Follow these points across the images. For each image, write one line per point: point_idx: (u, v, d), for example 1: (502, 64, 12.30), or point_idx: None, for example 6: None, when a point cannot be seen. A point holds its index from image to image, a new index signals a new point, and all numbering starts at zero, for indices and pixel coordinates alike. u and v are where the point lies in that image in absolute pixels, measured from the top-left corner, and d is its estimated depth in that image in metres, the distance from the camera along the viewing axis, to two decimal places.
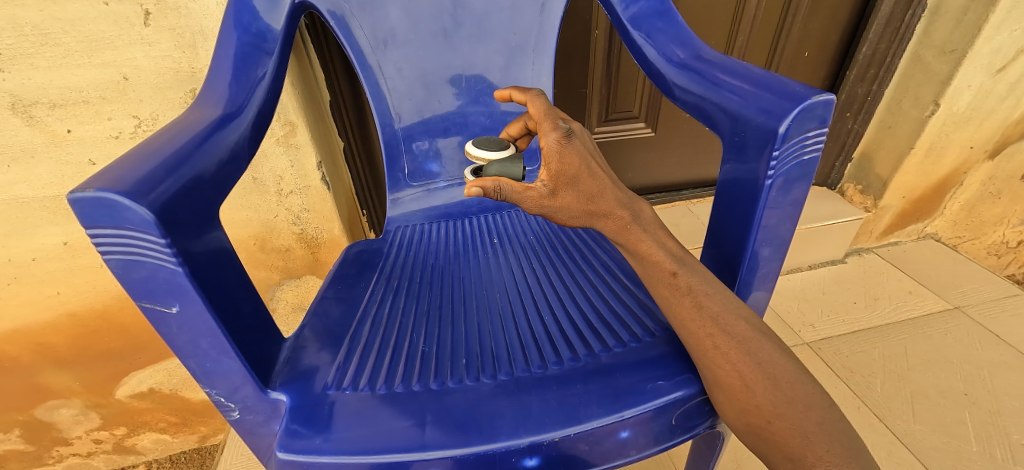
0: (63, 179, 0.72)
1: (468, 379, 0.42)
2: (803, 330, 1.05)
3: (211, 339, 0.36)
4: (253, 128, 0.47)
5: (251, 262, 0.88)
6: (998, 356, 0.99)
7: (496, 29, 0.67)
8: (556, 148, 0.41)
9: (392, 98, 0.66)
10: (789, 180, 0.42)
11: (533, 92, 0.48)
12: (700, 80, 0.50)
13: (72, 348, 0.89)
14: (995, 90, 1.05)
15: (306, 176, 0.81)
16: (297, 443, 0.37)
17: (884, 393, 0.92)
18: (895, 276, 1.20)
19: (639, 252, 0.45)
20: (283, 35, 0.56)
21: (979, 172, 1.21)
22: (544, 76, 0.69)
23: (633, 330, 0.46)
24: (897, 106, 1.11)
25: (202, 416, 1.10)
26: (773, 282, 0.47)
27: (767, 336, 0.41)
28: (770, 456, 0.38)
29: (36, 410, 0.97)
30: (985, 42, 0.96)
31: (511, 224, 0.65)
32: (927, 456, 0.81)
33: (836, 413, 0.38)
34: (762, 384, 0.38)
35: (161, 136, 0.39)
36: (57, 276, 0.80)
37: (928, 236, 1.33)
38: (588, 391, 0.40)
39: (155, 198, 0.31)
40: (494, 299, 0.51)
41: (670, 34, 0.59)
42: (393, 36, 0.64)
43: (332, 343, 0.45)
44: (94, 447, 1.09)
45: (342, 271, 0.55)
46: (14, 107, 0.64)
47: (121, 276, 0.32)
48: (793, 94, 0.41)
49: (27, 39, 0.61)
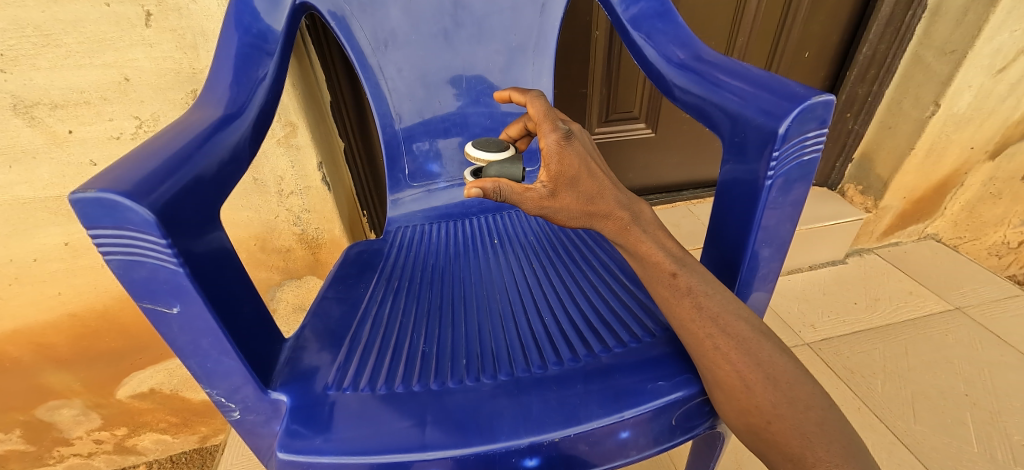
0: (64, 179, 0.72)
1: (468, 379, 0.42)
2: (803, 330, 1.05)
3: (212, 339, 0.36)
4: (253, 128, 0.47)
5: (251, 262, 0.88)
6: (998, 357, 0.99)
7: (496, 30, 0.67)
8: (556, 148, 0.41)
9: (393, 98, 0.67)
10: (789, 180, 0.42)
11: (533, 93, 0.48)
12: (700, 81, 0.51)
13: (73, 348, 0.89)
14: (996, 91, 1.05)
15: (307, 176, 0.82)
16: (297, 443, 0.38)
17: (885, 393, 0.92)
18: (896, 276, 1.20)
19: (639, 252, 0.45)
20: (283, 36, 0.56)
21: (979, 172, 1.21)
22: (544, 76, 0.69)
23: (633, 330, 0.46)
24: (897, 106, 1.11)
25: (203, 416, 1.10)
26: (773, 282, 0.47)
27: (767, 336, 0.41)
28: (770, 456, 0.38)
29: (37, 410, 0.97)
30: (986, 42, 0.96)
31: (511, 224, 0.65)
32: (927, 457, 0.81)
33: (837, 413, 0.38)
34: (762, 385, 0.38)
35: (162, 136, 0.39)
36: (58, 277, 0.80)
37: (929, 237, 1.33)
38: (588, 391, 0.40)
39: (156, 198, 0.31)
40: (494, 299, 0.51)
41: (670, 35, 0.59)
42: (393, 36, 0.64)
43: (332, 343, 0.45)
44: (95, 447, 1.09)
45: (342, 271, 0.55)
46: (15, 108, 0.65)
47: (122, 276, 0.32)
48: (793, 95, 0.41)
49: (28, 40, 0.61)
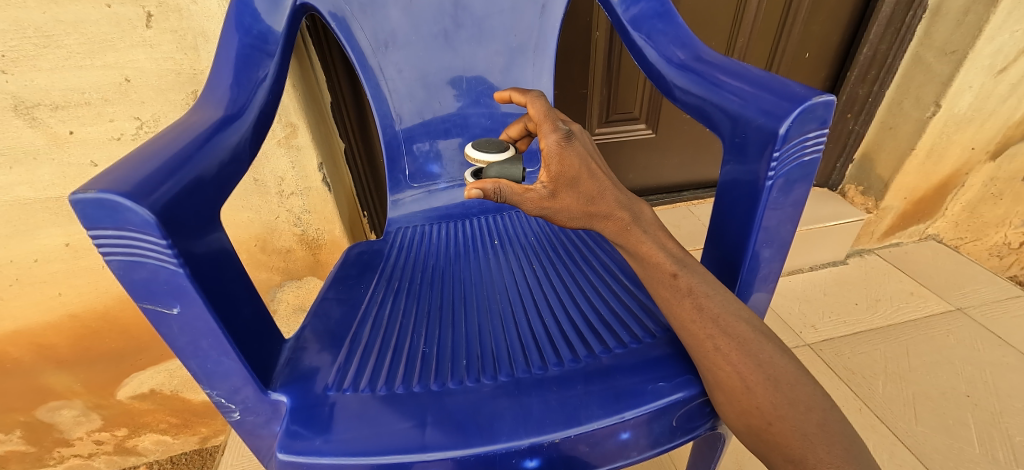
0: (65, 180, 0.72)
1: (468, 379, 0.42)
2: (804, 331, 1.05)
3: (212, 340, 0.36)
4: (254, 129, 0.47)
5: (252, 263, 0.88)
6: (1000, 358, 0.98)
7: (496, 30, 0.67)
8: (556, 149, 0.41)
9: (393, 99, 0.67)
10: (789, 181, 0.42)
11: (533, 93, 0.48)
12: (700, 81, 0.51)
13: (74, 349, 0.89)
14: (996, 91, 1.05)
15: (308, 177, 0.82)
16: (297, 444, 0.37)
17: (886, 394, 0.91)
18: (897, 277, 1.20)
19: (639, 253, 0.45)
20: (283, 37, 0.56)
21: (980, 173, 1.21)
22: (544, 77, 0.69)
23: (633, 331, 0.46)
24: (898, 107, 1.10)
25: (203, 417, 1.10)
26: (774, 283, 0.47)
27: (767, 337, 0.41)
28: (771, 457, 0.38)
29: (38, 411, 0.97)
30: (986, 43, 0.96)
31: (511, 225, 0.65)
32: (929, 458, 0.81)
33: (838, 415, 0.38)
34: (762, 386, 0.38)
35: (163, 137, 0.39)
36: (59, 277, 0.80)
37: (930, 237, 1.33)
38: (588, 392, 0.40)
39: (157, 199, 0.31)
40: (494, 300, 0.51)
41: (670, 35, 0.59)
42: (393, 37, 0.64)
43: (332, 344, 0.45)
44: (95, 448, 1.09)
45: (342, 272, 0.55)
46: (16, 109, 0.65)
47: (122, 277, 0.32)
48: (793, 95, 0.41)
49: (29, 42, 0.61)
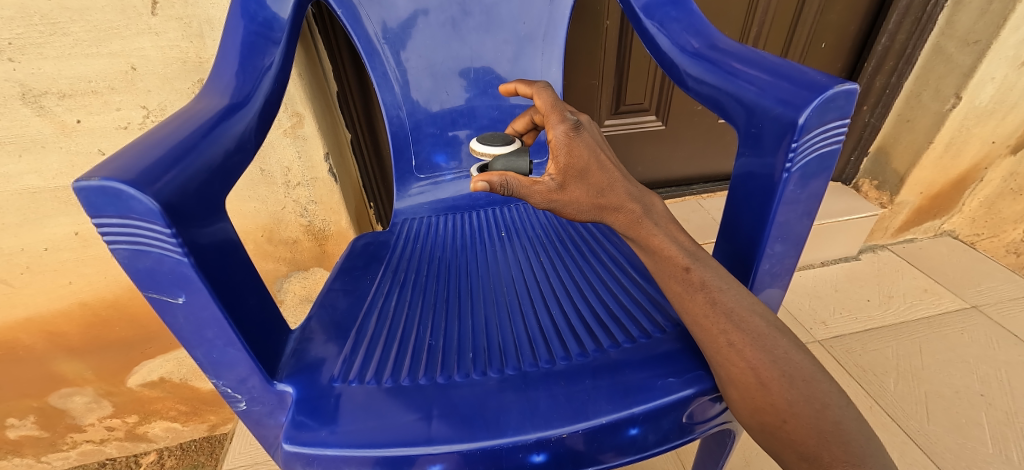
0: (73, 168, 0.72)
1: (474, 372, 0.41)
2: (814, 328, 1.04)
3: (217, 329, 0.36)
4: (260, 118, 0.46)
5: (258, 253, 0.88)
6: (1016, 357, 0.96)
7: (504, 19, 0.66)
8: (564, 140, 0.40)
9: (400, 89, 0.66)
10: (807, 173, 0.40)
11: (539, 84, 0.48)
12: (715, 70, 0.49)
13: (84, 338, 0.90)
14: (1020, 83, 1.01)
15: (314, 167, 0.81)
16: (303, 435, 0.37)
17: (897, 392, 0.90)
18: (910, 273, 1.18)
19: (650, 246, 0.43)
20: (289, 24, 0.55)
21: (1000, 168, 1.18)
22: (554, 67, 0.68)
23: (643, 326, 0.45)
24: (916, 100, 1.08)
25: (212, 405, 1.11)
26: (788, 278, 0.46)
27: (783, 333, 0.39)
28: (784, 456, 0.37)
29: (50, 397, 0.98)
30: (1011, 33, 0.93)
31: (519, 217, 0.64)
32: (940, 457, 0.80)
33: (853, 412, 0.37)
34: (778, 383, 0.37)
35: (168, 124, 0.38)
36: (68, 266, 0.81)
37: (946, 233, 1.31)
38: (597, 387, 0.40)
39: (161, 187, 0.30)
40: (501, 293, 0.51)
41: (683, 23, 0.57)
42: (402, 26, 0.63)
43: (338, 335, 0.45)
44: (107, 434, 1.11)
45: (348, 263, 0.55)
46: (24, 97, 0.65)
47: (127, 266, 0.32)
48: (813, 83, 0.40)
49: (36, 29, 0.61)
